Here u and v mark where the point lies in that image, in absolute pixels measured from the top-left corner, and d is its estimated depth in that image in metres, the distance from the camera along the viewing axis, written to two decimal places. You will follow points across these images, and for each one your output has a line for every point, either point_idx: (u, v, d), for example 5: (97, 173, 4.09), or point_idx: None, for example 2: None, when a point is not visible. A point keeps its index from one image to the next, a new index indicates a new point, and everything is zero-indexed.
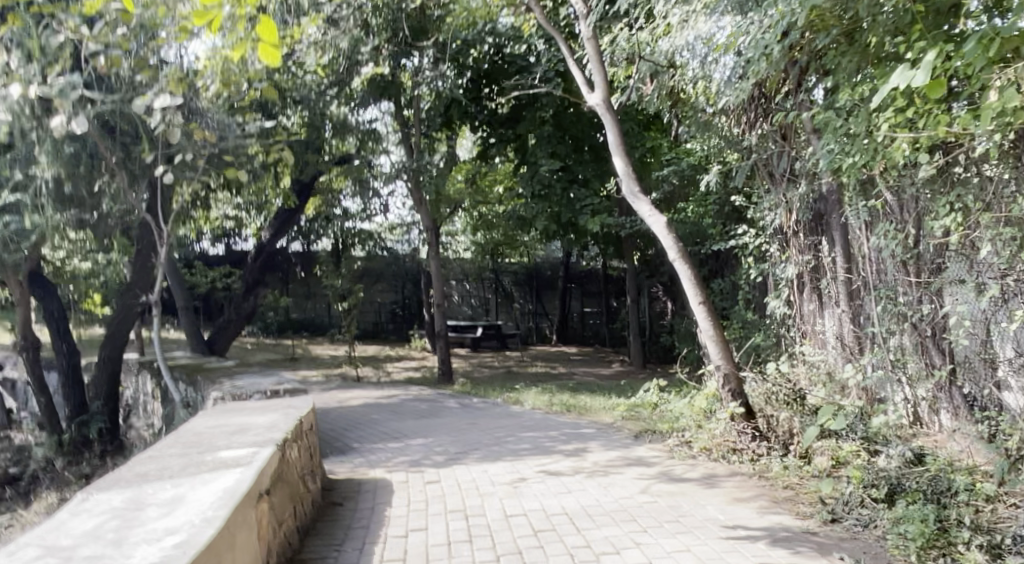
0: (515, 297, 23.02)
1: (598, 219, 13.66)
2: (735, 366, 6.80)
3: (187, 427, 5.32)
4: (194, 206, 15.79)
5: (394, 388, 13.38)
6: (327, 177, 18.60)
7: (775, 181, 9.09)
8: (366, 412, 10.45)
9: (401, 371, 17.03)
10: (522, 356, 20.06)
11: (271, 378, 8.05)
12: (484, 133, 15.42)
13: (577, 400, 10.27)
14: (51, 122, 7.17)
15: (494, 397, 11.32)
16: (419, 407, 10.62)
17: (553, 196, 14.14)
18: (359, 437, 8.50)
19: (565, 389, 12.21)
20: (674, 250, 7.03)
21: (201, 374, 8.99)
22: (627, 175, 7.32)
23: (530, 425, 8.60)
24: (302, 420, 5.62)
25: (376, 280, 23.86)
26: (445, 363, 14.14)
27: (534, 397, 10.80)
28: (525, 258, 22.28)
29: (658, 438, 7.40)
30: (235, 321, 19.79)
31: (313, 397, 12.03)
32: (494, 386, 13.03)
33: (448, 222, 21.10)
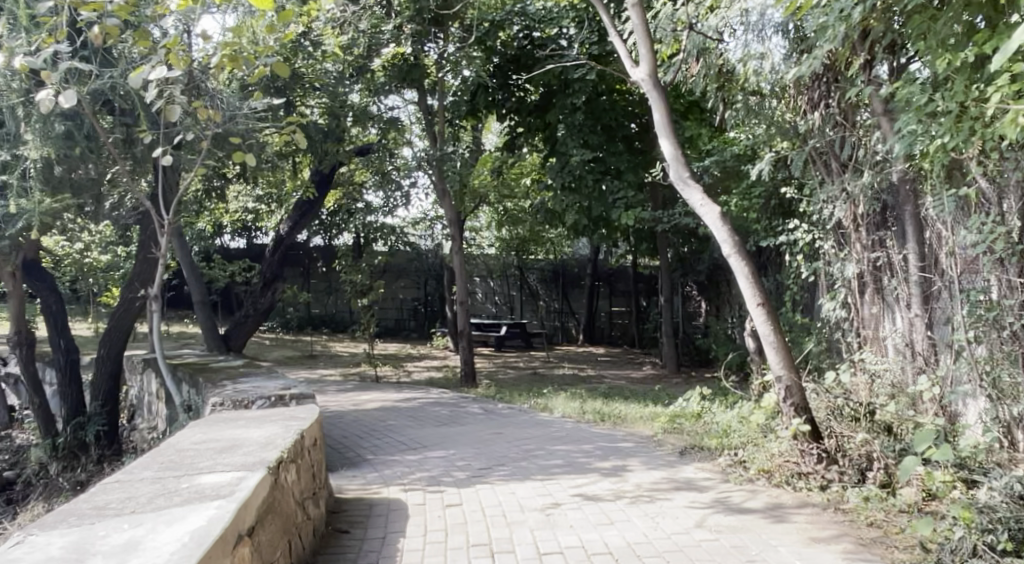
0: (540, 295, 22.26)
1: (633, 213, 12.81)
2: (798, 377, 5.98)
3: (171, 442, 4.61)
4: (210, 195, 15.20)
5: (414, 390, 12.66)
6: (348, 169, 17.99)
7: (833, 171, 8.26)
8: (383, 418, 9.72)
9: (422, 371, 16.32)
10: (547, 356, 19.26)
11: (278, 382, 7.32)
12: (512, 121, 14.69)
13: (612, 408, 9.46)
14: (38, 97, 6.49)
15: (520, 402, 10.55)
16: (440, 412, 9.90)
17: (584, 189, 13.32)
18: (374, 448, 7.77)
19: (597, 395, 11.40)
20: (729, 245, 6.22)
21: (205, 375, 8.29)
22: (676, 160, 6.51)
23: (561, 436, 7.83)
24: (305, 435, 4.88)
25: (398, 277, 23.49)
26: (468, 365, 13.40)
27: (563, 404, 10.01)
28: (552, 254, 21.52)
29: (706, 457, 6.57)
30: (253, 316, 19.02)
31: (328, 400, 11.33)
32: (520, 390, 12.25)
33: (472, 217, 20.39)
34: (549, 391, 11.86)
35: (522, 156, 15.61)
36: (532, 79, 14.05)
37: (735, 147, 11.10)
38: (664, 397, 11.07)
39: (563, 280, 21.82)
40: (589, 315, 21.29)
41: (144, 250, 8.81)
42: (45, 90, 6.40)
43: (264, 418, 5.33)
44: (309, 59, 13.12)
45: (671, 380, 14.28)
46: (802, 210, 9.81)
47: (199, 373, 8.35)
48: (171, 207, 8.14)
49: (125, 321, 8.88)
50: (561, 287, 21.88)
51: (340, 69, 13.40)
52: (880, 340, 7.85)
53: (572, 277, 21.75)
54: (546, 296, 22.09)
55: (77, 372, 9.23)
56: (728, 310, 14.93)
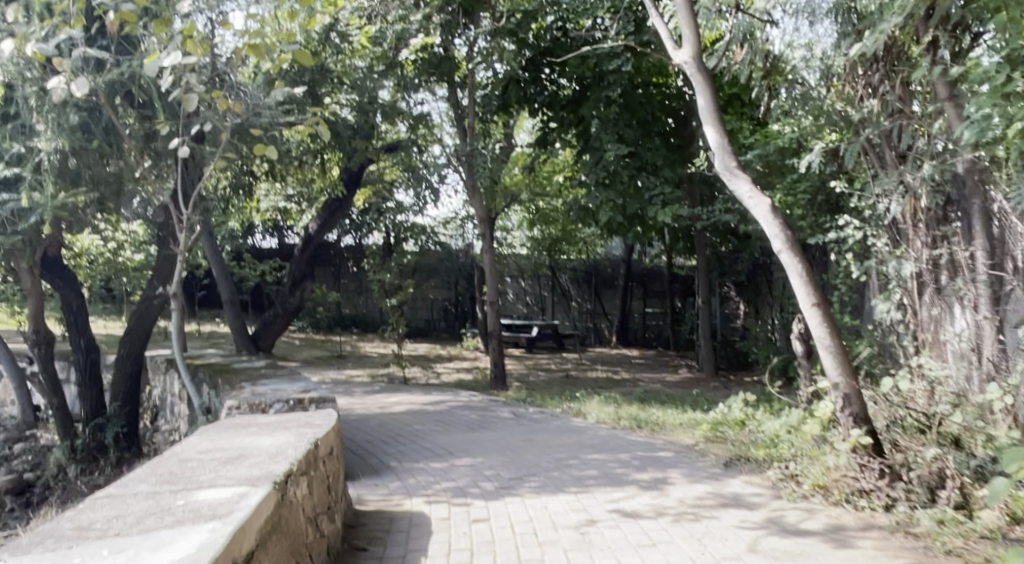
0: (573, 296, 21.79)
1: (670, 210, 12.30)
2: (856, 384, 5.46)
3: (174, 450, 4.25)
4: (238, 193, 15.04)
5: (442, 392, 12.30)
6: (378, 167, 17.73)
7: (891, 163, 7.70)
8: (409, 422, 9.36)
9: (452, 373, 15.97)
10: (579, 358, 18.80)
11: (299, 384, 6.99)
12: (544, 116, 14.30)
13: (648, 414, 9.00)
14: (50, 85, 6.20)
15: (552, 406, 10.13)
16: (468, 416, 9.51)
17: (619, 185, 12.84)
18: (399, 454, 7.40)
19: (632, 399, 10.94)
20: (781, 241, 5.73)
21: (225, 376, 8.00)
22: (722, 149, 6.03)
23: (596, 444, 7.38)
24: (318, 444, 4.50)
25: (428, 277, 23.20)
26: (499, 367, 13.01)
27: (598, 409, 9.56)
28: (584, 253, 21.06)
29: (754, 471, 6.09)
30: (281, 316, 18.85)
31: (353, 402, 11.00)
32: (552, 393, 11.82)
33: (503, 215, 20.02)
34: (582, 395, 11.43)
35: (554, 153, 15.21)
36: (566, 72, 13.64)
37: (778, 140, 10.57)
38: (704, 402, 10.57)
39: (596, 280, 21.34)
40: (622, 315, 20.80)
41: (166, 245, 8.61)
42: (56, 77, 6.10)
43: (277, 424, 4.96)
44: (338, 53, 12.90)
45: (709, 384, 13.74)
46: (853, 205, 9.26)
47: (219, 374, 8.06)
48: (191, 201, 7.84)
49: (145, 321, 8.62)
50: (594, 287, 21.41)
51: (368, 63, 13.13)
52: (940, 344, 7.28)
53: (605, 278, 21.27)
54: (578, 297, 21.63)
55: (97, 371, 9.05)
56: (769, 311, 14.34)
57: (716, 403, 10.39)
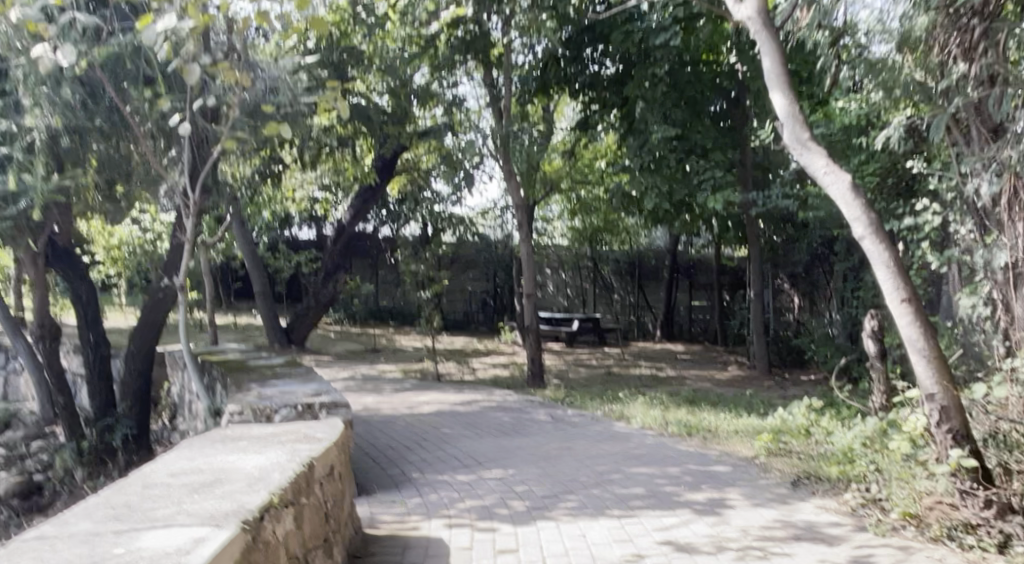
0: (615, 289, 20.88)
1: (720, 196, 11.41)
2: (956, 395, 4.60)
3: (140, 471, 3.58)
4: (269, 180, 14.56)
5: (477, 390, 11.62)
6: (414, 154, 17.12)
7: (982, 137, 6.76)
8: (437, 424, 8.67)
9: (488, 369, 15.27)
10: (622, 354, 17.94)
11: (312, 386, 6.31)
12: (585, 98, 13.49)
13: (700, 420, 8.16)
14: (33, 54, 5.58)
15: (592, 408, 9.34)
16: (502, 419, 8.80)
17: (666, 169, 11.97)
18: (422, 464, 6.70)
19: (681, 402, 10.09)
20: (862, 224, 4.87)
21: (237, 374, 7.37)
22: (791, 118, 5.18)
23: (642, 455, 6.60)
24: (313, 464, 3.79)
25: (466, 268, 22.56)
26: (537, 364, 12.25)
27: (643, 412, 8.75)
28: (628, 244, 20.19)
29: (828, 493, 5.23)
30: (314, 308, 18.30)
31: (382, 401, 10.38)
32: (593, 393, 11.02)
33: (543, 204, 19.24)
34: (626, 395, 10.62)
35: (596, 137, 14.40)
36: (609, 51, 12.82)
37: (844, 118, 9.62)
38: (760, 405, 9.67)
39: (639, 272, 20.43)
40: (667, 308, 19.89)
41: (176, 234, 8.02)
42: (39, 45, 5.49)
43: (272, 438, 4.26)
44: None
45: (762, 383, 12.79)
46: (931, 188, 8.30)
47: (230, 372, 7.44)
48: (200, 185, 7.23)
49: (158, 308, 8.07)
50: (638, 280, 20.51)
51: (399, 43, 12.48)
52: None
53: (649, 269, 20.36)
54: (621, 289, 20.75)
55: (107, 367, 8.50)
56: (829, 306, 13.34)
57: (773, 407, 9.49)
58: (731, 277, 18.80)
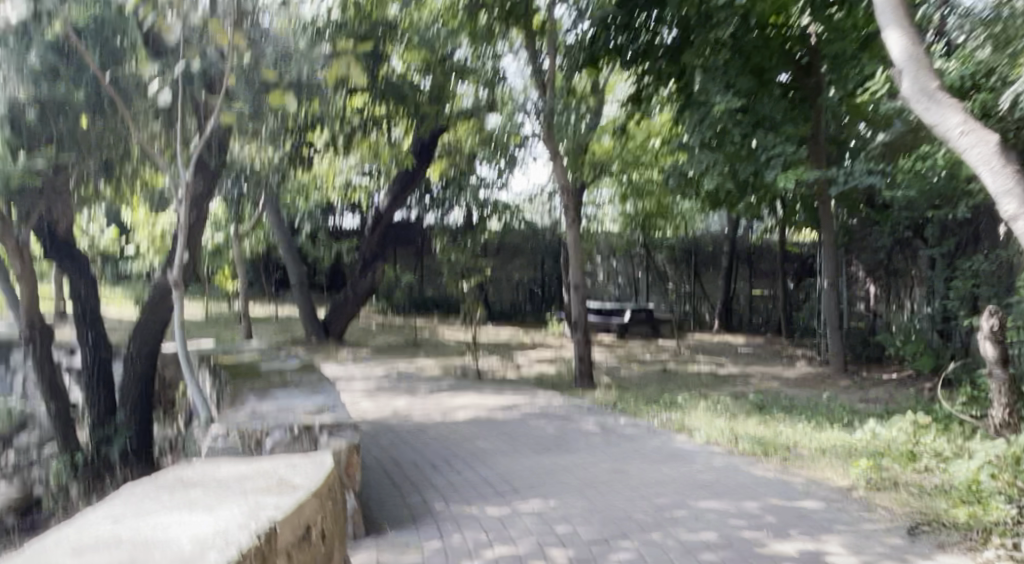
0: (669, 278, 19.63)
1: (792, 174, 10.05)
2: None
3: (33, 547, 2.62)
4: (302, 163, 13.77)
5: (519, 390, 10.59)
6: (454, 133, 16.08)
7: None
8: (471, 435, 7.66)
9: (533, 364, 14.21)
10: (678, 347, 16.74)
11: (317, 400, 5.35)
12: (638, 70, 12.24)
13: (775, 435, 6.99)
14: None
15: (648, 417, 8.23)
16: (545, 429, 7.76)
17: (728, 145, 10.81)
18: (449, 489, 5.71)
19: (749, 408, 8.91)
20: (1013, 202, 3.73)
21: (242, 380, 6.50)
22: (915, 65, 4.11)
23: (711, 485, 5.49)
24: (276, 529, 2.79)
25: (513, 256, 21.53)
26: (585, 363, 11.17)
27: (708, 424, 7.60)
28: (684, 230, 18.88)
29: (960, 549, 4.07)
30: (353, 300, 17.44)
31: (413, 406, 9.43)
32: (648, 396, 9.90)
33: (593, 189, 18.10)
34: (686, 399, 9.48)
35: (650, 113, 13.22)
36: (665, 15, 11.59)
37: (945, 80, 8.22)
38: (843, 414, 8.43)
39: (695, 259, 19.14)
40: (726, 298, 18.56)
41: (200, 206, 7.49)
42: None
43: (233, 483, 3.28)
44: None
45: (837, 384, 11.50)
46: None
47: (235, 378, 6.59)
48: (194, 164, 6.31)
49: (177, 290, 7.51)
50: (693, 268, 19.20)
51: None
52: None
53: (705, 256, 19.09)
54: (677, 278, 19.48)
55: (107, 371, 7.78)
56: (913, 297, 11.96)
57: (858, 418, 8.26)
58: (796, 264, 17.41)
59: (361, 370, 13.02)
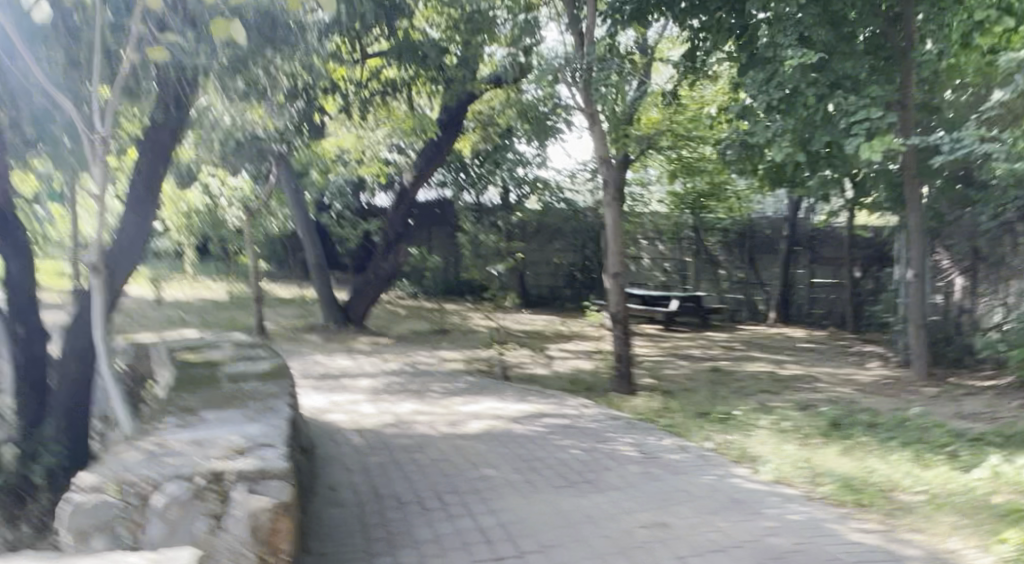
0: (721, 263, 17.89)
1: (879, 143, 8.27)
2: None
3: None
4: (316, 133, 12.48)
5: (547, 393, 9.12)
6: (488, 97, 14.56)
7: None
8: (480, 457, 6.23)
9: (567, 359, 12.71)
10: (730, 340, 15.08)
11: (251, 428, 3.96)
12: (693, 23, 10.52)
13: (865, 473, 5.41)
14: None
15: (700, 437, 6.69)
16: (572, 453, 6.27)
17: (801, 104, 9.06)
18: (431, 547, 4.29)
19: (823, 426, 7.32)
20: None
21: (182, 390, 5.12)
22: None
23: (789, 559, 3.95)
24: None
25: (552, 238, 19.93)
26: (624, 363, 9.65)
27: (777, 453, 6.03)
28: (739, 210, 17.12)
29: None
30: (375, 284, 16.05)
31: (418, 412, 8.02)
32: (699, 406, 8.33)
33: (640, 166, 16.47)
34: (746, 412, 7.89)
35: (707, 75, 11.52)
36: None
37: None
38: (945, 439, 6.76)
39: (751, 245, 17.41)
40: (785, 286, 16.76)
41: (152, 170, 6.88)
42: None
43: None
44: None
45: (922, 392, 9.77)
46: None
47: (176, 387, 5.23)
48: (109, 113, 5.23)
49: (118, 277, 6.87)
50: (748, 253, 17.43)
51: None
52: None
53: (762, 241, 17.30)
54: (730, 265, 17.72)
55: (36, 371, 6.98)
56: (1011, 290, 10.18)
57: (966, 445, 6.60)
58: (865, 251, 15.59)
59: (374, 363, 11.70)
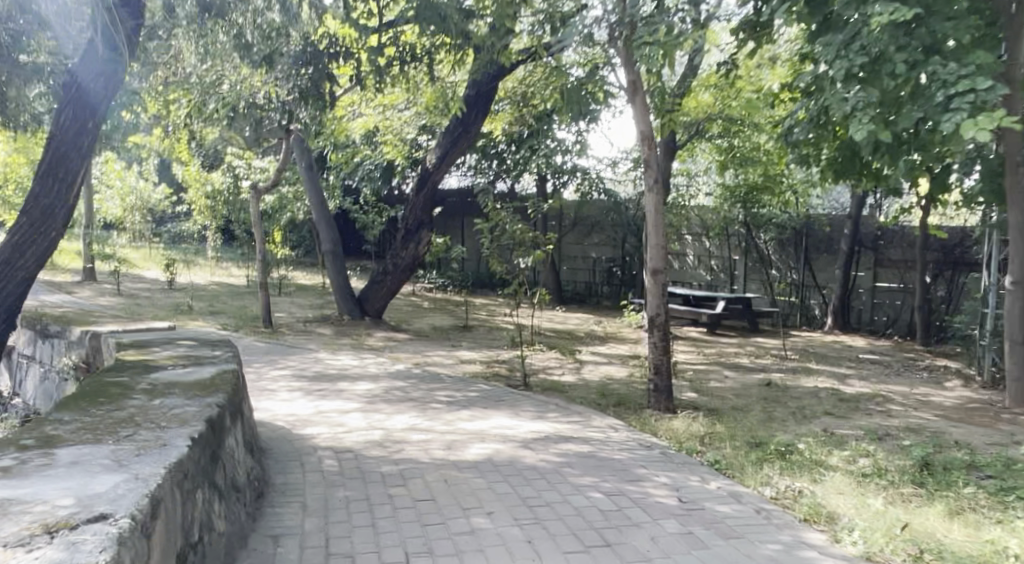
0: (772, 262, 16.13)
1: (990, 118, 6.62)
2: None
3: None
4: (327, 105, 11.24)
5: (570, 408, 7.72)
6: (523, 69, 13.16)
7: None
8: (473, 499, 4.87)
9: (599, 364, 11.29)
10: (782, 348, 13.49)
11: (99, 484, 2.65)
12: None
13: (993, 552, 3.95)
14: None
15: (757, 481, 5.26)
16: (592, 498, 4.89)
17: (887, 73, 7.47)
18: None
19: (912, 467, 5.80)
20: None
21: (68, 408, 3.86)
22: None
23: None
24: None
25: (590, 231, 18.42)
26: (661, 376, 8.20)
27: (863, 512, 4.58)
28: (797, 205, 15.45)
29: None
30: (393, 275, 14.77)
31: (412, 429, 6.70)
32: (752, 434, 6.86)
33: (687, 151, 14.89)
34: (810, 445, 6.39)
35: (771, 43, 9.88)
36: None
37: None
38: None
39: (806, 243, 15.66)
40: (844, 289, 15.02)
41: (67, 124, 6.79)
42: None
43: None
44: None
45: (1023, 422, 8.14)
46: None
47: (63, 402, 3.97)
48: None
49: (33, 253, 6.84)
50: (804, 251, 15.70)
51: None
52: None
53: (820, 239, 15.58)
54: (783, 266, 16.09)
55: None
56: None
57: None
58: (938, 253, 13.85)
59: (380, 363, 10.41)
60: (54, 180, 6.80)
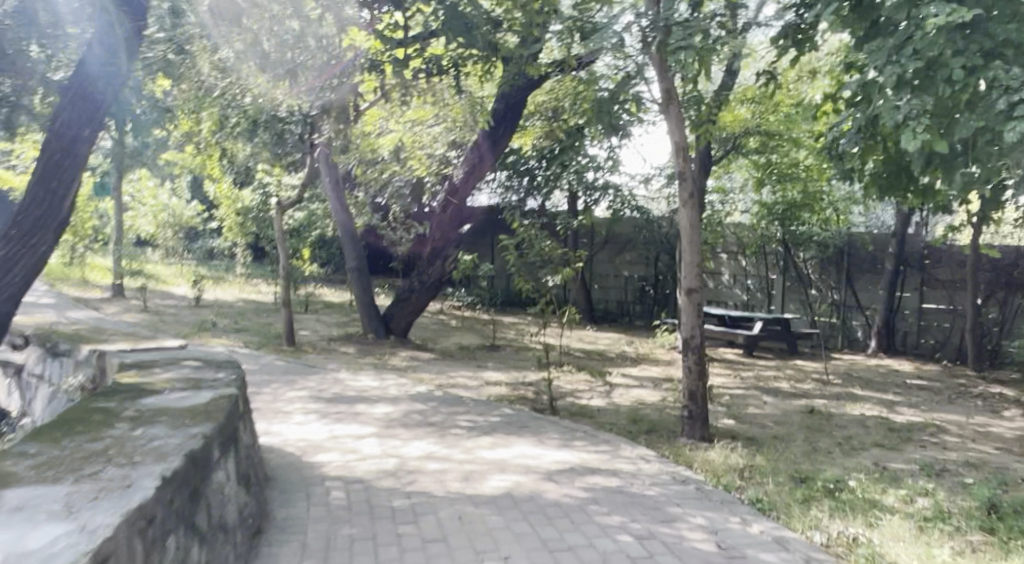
0: (812, 283, 15.52)
1: None
2: None
3: None
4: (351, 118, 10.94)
5: (598, 436, 7.23)
6: (553, 82, 12.78)
7: None
8: (488, 540, 4.41)
9: (630, 388, 10.76)
10: (824, 372, 12.84)
11: (31, 540, 2.24)
12: None
13: None
14: None
15: (804, 525, 4.73)
16: (620, 541, 4.40)
17: (942, 78, 6.91)
18: None
19: (977, 509, 5.22)
20: None
21: (38, 439, 3.49)
22: None
23: None
24: None
25: (622, 249, 17.97)
26: (696, 403, 7.68)
27: None
28: (838, 223, 14.81)
29: None
30: (418, 293, 14.42)
31: (429, 457, 6.27)
32: (795, 468, 6.31)
33: (723, 167, 14.36)
34: (861, 481, 5.83)
35: (813, 51, 9.37)
36: None
37: None
38: None
39: (848, 262, 15.01)
40: (889, 310, 14.32)
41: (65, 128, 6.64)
42: None
43: None
44: None
45: None
46: None
47: (34, 432, 3.60)
48: None
49: (25, 265, 6.62)
50: (845, 271, 15.05)
51: None
52: None
53: (863, 258, 14.94)
54: (823, 285, 15.42)
55: None
56: None
57: None
58: (990, 272, 13.12)
59: (401, 384, 10.01)
60: (49, 189, 6.61)
